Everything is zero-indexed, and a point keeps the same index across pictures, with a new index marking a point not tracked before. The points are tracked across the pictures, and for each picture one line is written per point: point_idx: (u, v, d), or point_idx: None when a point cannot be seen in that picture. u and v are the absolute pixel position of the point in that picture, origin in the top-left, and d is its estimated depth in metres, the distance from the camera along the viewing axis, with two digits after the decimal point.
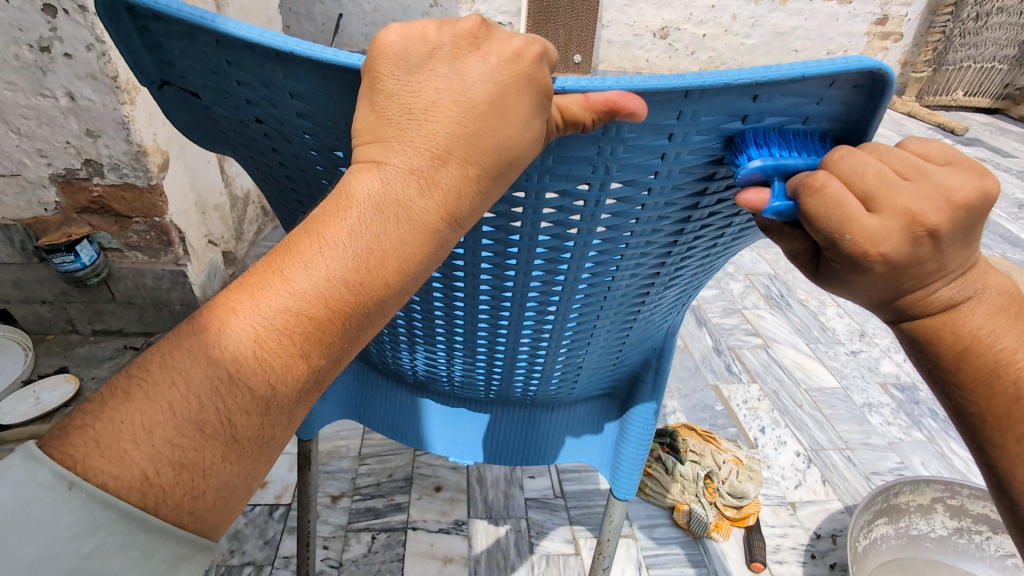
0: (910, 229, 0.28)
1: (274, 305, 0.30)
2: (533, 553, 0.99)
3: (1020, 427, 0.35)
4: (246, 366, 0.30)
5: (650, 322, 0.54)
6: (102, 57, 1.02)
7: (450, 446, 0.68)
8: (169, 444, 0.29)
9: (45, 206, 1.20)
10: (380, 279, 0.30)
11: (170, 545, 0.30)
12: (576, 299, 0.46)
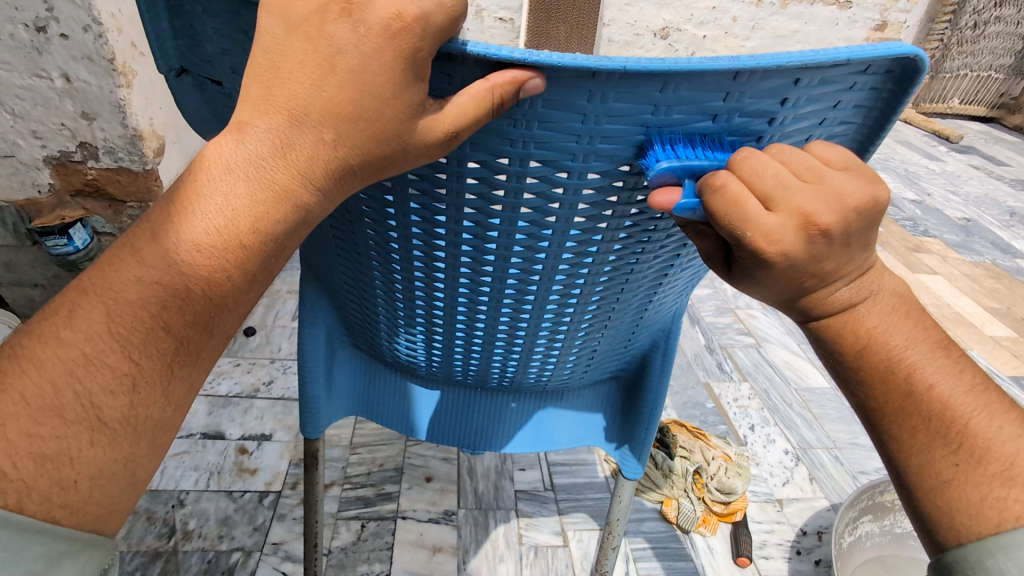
0: (802, 232, 0.31)
1: (141, 284, 0.32)
2: (521, 544, 0.99)
3: (929, 435, 0.35)
4: (126, 341, 0.31)
5: (664, 301, 0.56)
6: (99, 38, 1.02)
7: (460, 438, 0.67)
8: (34, 431, 0.29)
9: (39, 187, 1.18)
10: (228, 248, 0.33)
11: (49, 543, 0.30)
12: (599, 286, 0.47)
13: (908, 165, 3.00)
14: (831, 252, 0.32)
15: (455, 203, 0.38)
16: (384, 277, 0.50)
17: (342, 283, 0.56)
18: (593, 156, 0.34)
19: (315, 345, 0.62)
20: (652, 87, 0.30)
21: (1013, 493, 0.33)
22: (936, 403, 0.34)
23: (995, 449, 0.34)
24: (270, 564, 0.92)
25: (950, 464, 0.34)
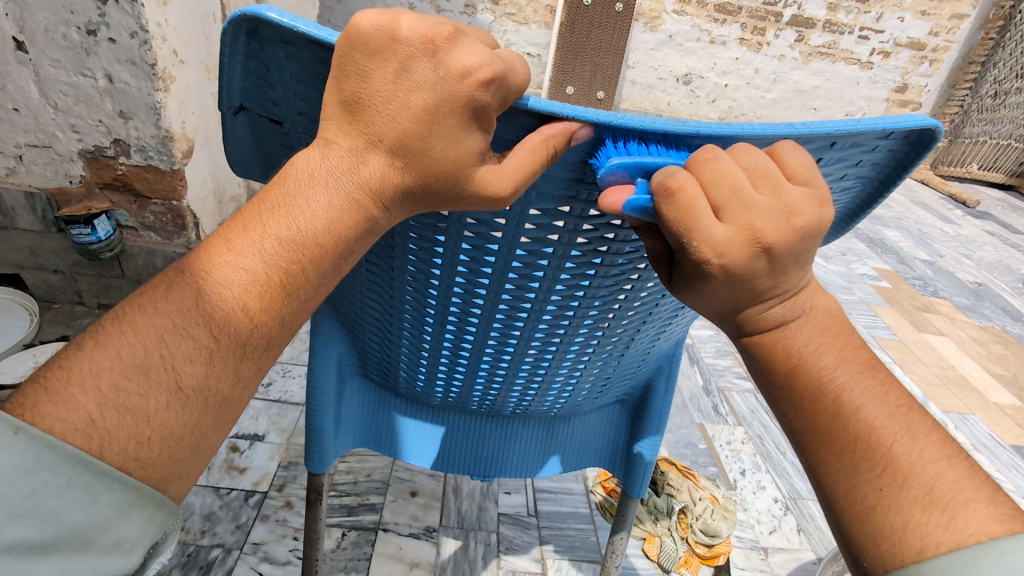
0: (750, 244, 0.32)
1: (227, 266, 0.36)
2: (500, 568, 0.99)
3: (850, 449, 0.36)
4: (196, 320, 0.35)
5: (656, 334, 0.60)
6: (144, 44, 1.08)
7: (470, 467, 0.70)
8: (115, 386, 0.33)
9: (70, 178, 1.24)
10: (320, 244, 0.36)
11: (118, 491, 0.33)
12: (601, 314, 0.51)
13: (921, 226, 3.01)
14: (772, 269, 0.34)
15: (458, 232, 0.43)
16: (398, 307, 0.53)
17: (354, 311, 0.59)
18: (597, 193, 0.37)
19: (324, 375, 0.64)
20: (708, 145, 0.34)
21: (933, 519, 0.34)
22: (862, 424, 0.36)
23: (916, 473, 0.35)
24: (247, 563, 0.92)
25: (874, 488, 0.35)
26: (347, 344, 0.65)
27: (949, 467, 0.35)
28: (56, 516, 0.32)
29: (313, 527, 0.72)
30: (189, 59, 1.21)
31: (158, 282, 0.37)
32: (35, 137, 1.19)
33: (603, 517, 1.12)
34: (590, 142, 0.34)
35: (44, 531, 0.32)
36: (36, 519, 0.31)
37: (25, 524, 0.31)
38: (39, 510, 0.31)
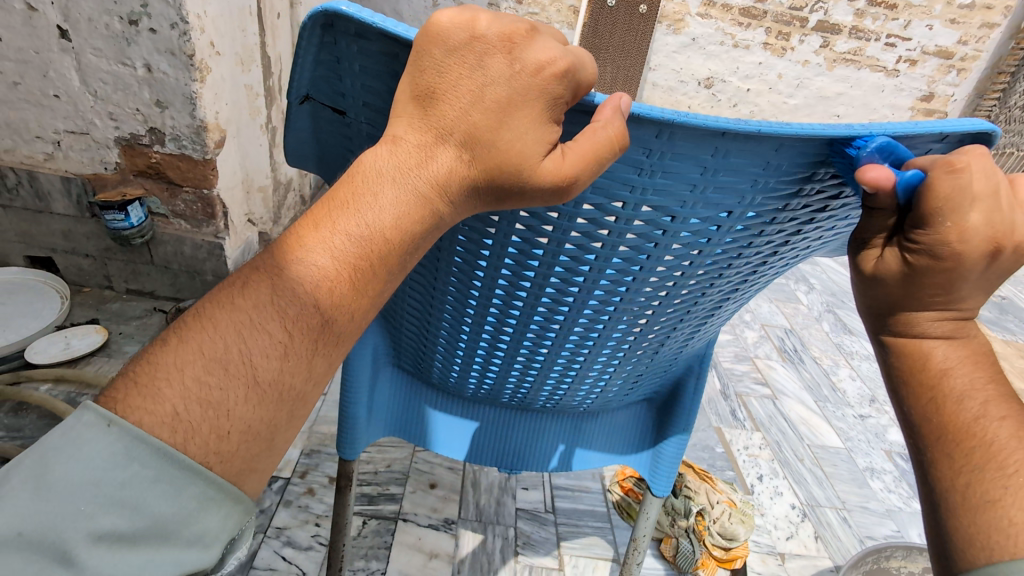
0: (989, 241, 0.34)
1: (300, 264, 0.37)
2: (517, 562, 1.00)
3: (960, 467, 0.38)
4: (269, 317, 0.37)
5: (690, 332, 0.60)
6: (183, 35, 1.09)
7: (503, 459, 0.71)
8: (199, 381, 0.36)
9: (106, 165, 1.27)
10: (390, 238, 0.37)
11: (200, 485, 0.36)
12: (640, 311, 0.52)
13: None
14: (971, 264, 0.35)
15: (507, 226, 0.43)
16: (439, 298, 0.54)
17: (394, 300, 0.60)
18: (651, 190, 0.38)
19: (359, 363, 0.65)
20: (766, 145, 0.35)
21: None
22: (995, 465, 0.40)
23: None
24: (271, 547, 0.94)
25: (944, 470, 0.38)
26: (383, 334, 0.66)
27: None
28: (145, 507, 0.35)
29: (341, 512, 0.74)
30: (224, 51, 1.23)
31: (236, 279, 0.39)
32: (73, 123, 1.22)
33: (621, 517, 1.12)
34: (648, 138, 0.35)
35: (132, 522, 0.35)
36: (126, 509, 0.35)
37: (116, 514, 0.35)
38: (128, 502, 0.35)
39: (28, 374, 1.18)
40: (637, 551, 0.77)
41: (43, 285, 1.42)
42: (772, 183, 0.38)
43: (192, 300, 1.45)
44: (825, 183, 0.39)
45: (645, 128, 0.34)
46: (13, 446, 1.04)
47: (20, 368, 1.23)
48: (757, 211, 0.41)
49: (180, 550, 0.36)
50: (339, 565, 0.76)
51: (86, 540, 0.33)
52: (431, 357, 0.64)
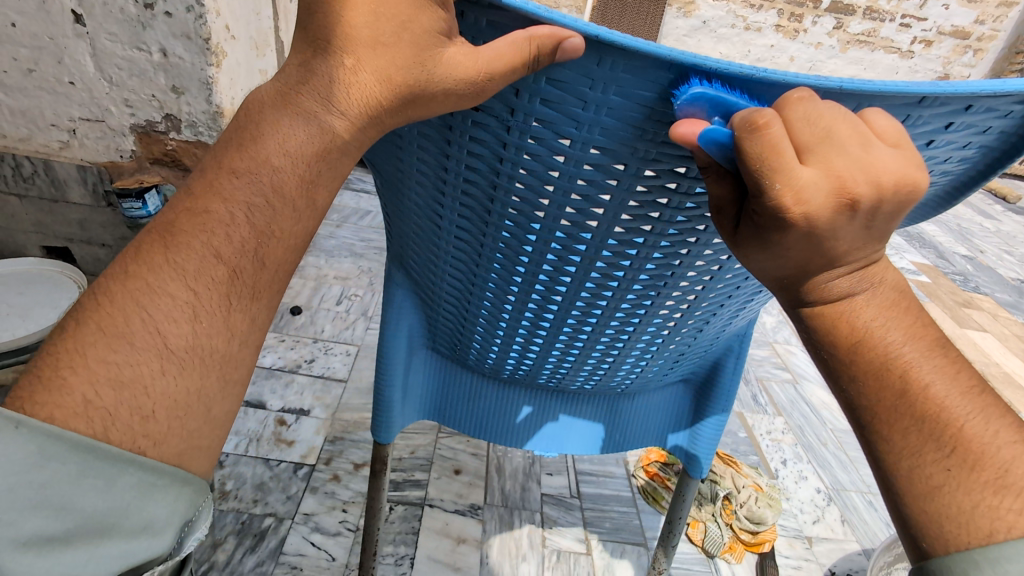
0: (837, 195, 0.29)
1: (194, 220, 0.35)
2: (544, 547, 0.99)
3: (982, 471, 0.33)
4: (168, 279, 0.34)
5: (732, 311, 0.59)
6: (199, 19, 1.08)
7: (534, 441, 0.71)
8: (104, 360, 0.32)
9: (121, 152, 1.25)
10: (285, 172, 0.36)
11: (135, 472, 0.32)
12: (688, 289, 0.50)
13: (960, 220, 2.92)
14: (852, 226, 0.31)
15: (559, 202, 0.40)
16: (480, 283, 0.54)
17: (431, 285, 0.59)
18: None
19: (394, 345, 0.65)
20: (846, 104, 0.33)
21: (1006, 501, 0.32)
22: (932, 403, 0.33)
23: (989, 455, 0.33)
24: (299, 533, 0.94)
25: (941, 467, 0.33)
26: (418, 315, 0.65)
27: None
28: (74, 504, 0.31)
29: (376, 496, 0.73)
30: (239, 36, 1.21)
31: (129, 251, 0.35)
32: (88, 111, 1.20)
33: (646, 502, 1.11)
34: None
35: (63, 521, 0.31)
36: (52, 509, 0.30)
37: (43, 515, 0.30)
38: (55, 501, 0.30)
39: None
40: (673, 534, 0.78)
41: (60, 275, 1.41)
42: None
43: None
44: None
45: None
46: None
47: None
48: None
49: (127, 540, 0.32)
50: (371, 552, 0.76)
51: (12, 548, 0.29)
52: (468, 341, 0.63)
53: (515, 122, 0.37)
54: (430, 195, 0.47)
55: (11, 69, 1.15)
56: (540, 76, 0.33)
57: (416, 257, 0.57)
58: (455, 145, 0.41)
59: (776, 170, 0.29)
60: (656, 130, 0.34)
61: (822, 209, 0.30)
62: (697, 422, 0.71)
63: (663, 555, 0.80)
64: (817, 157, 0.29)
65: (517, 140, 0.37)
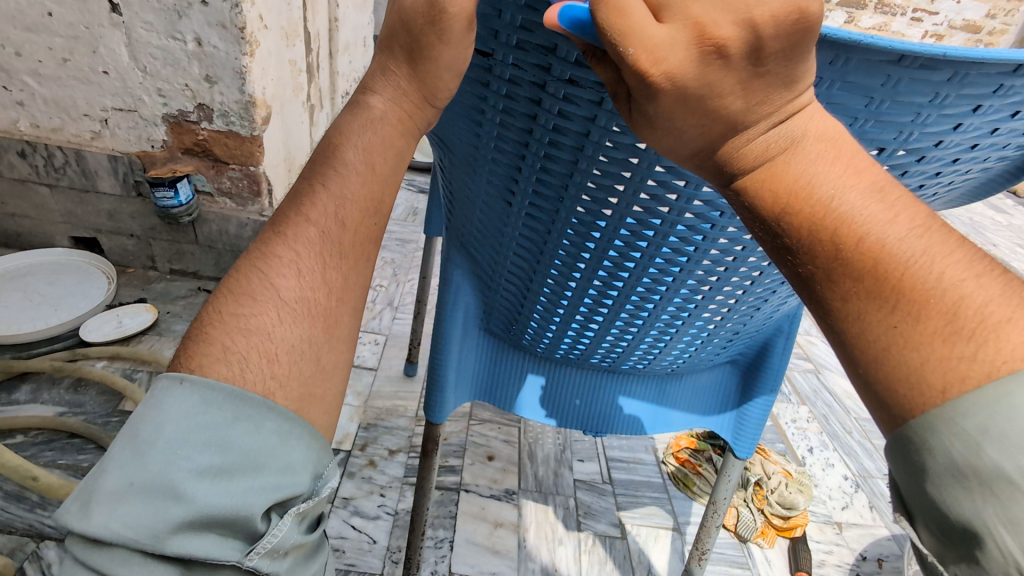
0: (696, 45, 0.29)
1: (297, 211, 0.44)
2: (580, 531, 1.00)
3: (931, 323, 0.27)
4: (278, 249, 0.42)
5: (783, 294, 0.59)
6: (235, 8, 1.09)
7: (584, 422, 0.71)
8: (235, 315, 0.40)
9: (153, 142, 1.27)
10: (364, 168, 0.46)
11: (274, 419, 0.38)
12: (752, 270, 0.50)
13: (973, 214, 2.92)
14: (731, 78, 0.30)
15: (642, 174, 0.41)
16: (543, 268, 0.55)
17: (492, 266, 0.60)
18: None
19: (451, 325, 0.66)
20: (940, 74, 0.34)
21: (959, 351, 0.27)
22: (868, 254, 0.29)
23: (934, 299, 0.28)
24: (340, 516, 0.95)
25: (887, 327, 0.28)
26: (474, 297, 0.66)
27: (995, 294, 0.27)
28: (233, 444, 0.37)
29: (425, 475, 0.75)
30: (271, 26, 1.22)
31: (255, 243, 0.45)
32: (121, 101, 1.21)
33: (677, 487, 1.12)
34: (820, 66, 0.34)
35: (223, 458, 0.36)
36: (216, 448, 0.36)
37: (209, 453, 0.36)
38: (215, 440, 0.36)
39: (84, 352, 1.20)
40: (718, 513, 0.78)
41: (88, 266, 1.42)
42: (934, 117, 0.37)
43: None
44: (963, 137, 0.40)
45: (820, 52, 0.33)
46: (79, 420, 1.06)
47: (74, 346, 1.25)
48: (909, 148, 0.40)
49: (278, 476, 0.38)
50: (417, 530, 0.78)
51: (191, 478, 0.35)
52: (523, 324, 0.64)
53: (610, 95, 0.36)
54: (505, 170, 0.48)
55: (46, 58, 1.16)
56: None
57: (479, 237, 0.58)
58: (540, 123, 0.41)
59: (626, 31, 0.30)
60: None
61: (686, 66, 0.30)
62: (746, 402, 0.72)
63: (706, 534, 0.80)
64: (681, 12, 0.30)
65: (609, 112, 0.37)
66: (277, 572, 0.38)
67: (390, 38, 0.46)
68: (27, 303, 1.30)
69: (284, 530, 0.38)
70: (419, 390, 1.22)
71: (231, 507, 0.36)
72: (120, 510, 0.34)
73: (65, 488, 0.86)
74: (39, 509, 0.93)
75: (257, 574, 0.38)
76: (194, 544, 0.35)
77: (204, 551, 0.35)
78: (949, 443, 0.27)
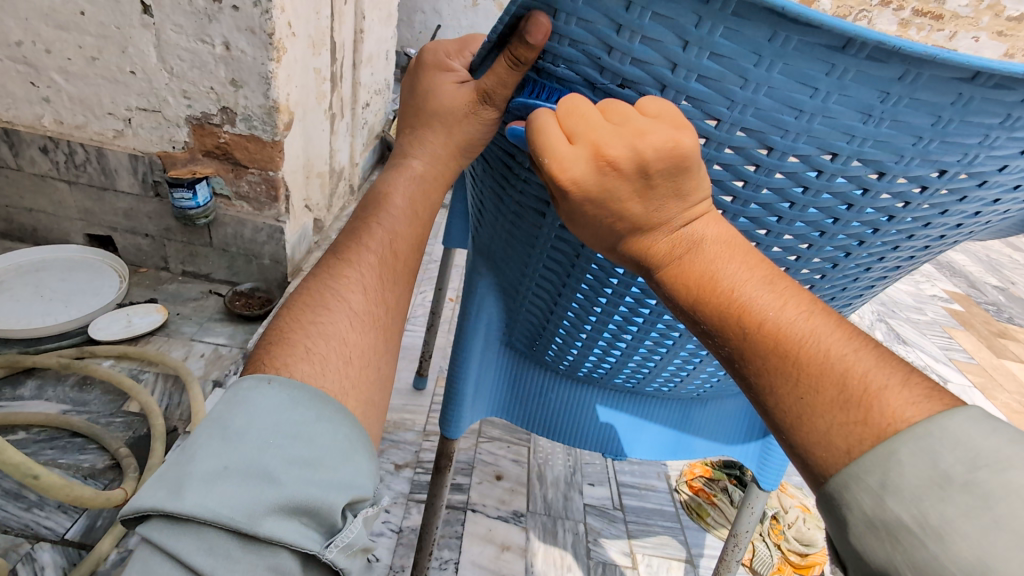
0: (595, 162, 0.35)
1: (353, 247, 0.51)
2: (589, 558, 0.97)
3: (825, 394, 0.33)
4: (339, 275, 0.49)
5: (823, 319, 0.57)
6: (265, 14, 1.09)
7: (602, 446, 0.69)
8: (314, 322, 0.45)
9: (174, 143, 1.27)
10: (409, 211, 0.54)
11: (349, 427, 0.41)
12: (796, 290, 0.49)
13: (989, 250, 2.86)
14: (626, 185, 0.36)
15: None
16: (570, 289, 0.53)
17: (518, 282, 0.58)
18: (870, 141, 0.35)
19: (473, 338, 0.65)
20: (1015, 94, 0.33)
21: (846, 416, 0.32)
22: (768, 336, 0.35)
23: (827, 368, 0.33)
24: None
25: (796, 397, 0.34)
26: (498, 311, 0.65)
27: (874, 359, 0.33)
28: (317, 440, 0.38)
29: (435, 493, 0.73)
30: (299, 33, 1.23)
31: (320, 266, 0.51)
32: (146, 101, 1.22)
33: (690, 517, 1.08)
34: (890, 81, 0.32)
35: (310, 450, 0.38)
36: (303, 441, 0.38)
37: (298, 445, 0.38)
38: (302, 435, 0.38)
39: (93, 350, 1.18)
40: (738, 548, 0.75)
41: (100, 263, 1.42)
42: (1002, 139, 0.35)
43: (249, 284, 1.45)
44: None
45: (890, 66, 0.32)
46: (83, 420, 1.04)
47: (82, 343, 1.24)
48: (971, 171, 0.38)
49: (353, 475, 0.39)
50: (425, 550, 0.76)
51: (282, 465, 0.37)
52: (546, 341, 0.63)
53: (662, 101, 0.36)
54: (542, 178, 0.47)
55: (75, 56, 1.17)
56: (703, 51, 0.33)
57: (506, 251, 0.57)
58: None
59: (545, 149, 0.36)
60: (811, 113, 0.34)
61: (586, 178, 0.36)
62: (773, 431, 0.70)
63: (724, 569, 0.77)
64: (585, 137, 0.35)
65: None
66: (349, 569, 0.38)
67: (422, 117, 0.53)
68: (37, 298, 1.29)
69: (357, 530, 0.38)
70: (428, 404, 1.20)
71: (318, 496, 0.37)
72: (215, 491, 0.35)
73: (66, 488, 0.84)
74: (36, 509, 0.91)
75: (331, 572, 0.37)
76: (284, 529, 0.35)
77: (291, 537, 0.35)
78: (860, 499, 0.31)
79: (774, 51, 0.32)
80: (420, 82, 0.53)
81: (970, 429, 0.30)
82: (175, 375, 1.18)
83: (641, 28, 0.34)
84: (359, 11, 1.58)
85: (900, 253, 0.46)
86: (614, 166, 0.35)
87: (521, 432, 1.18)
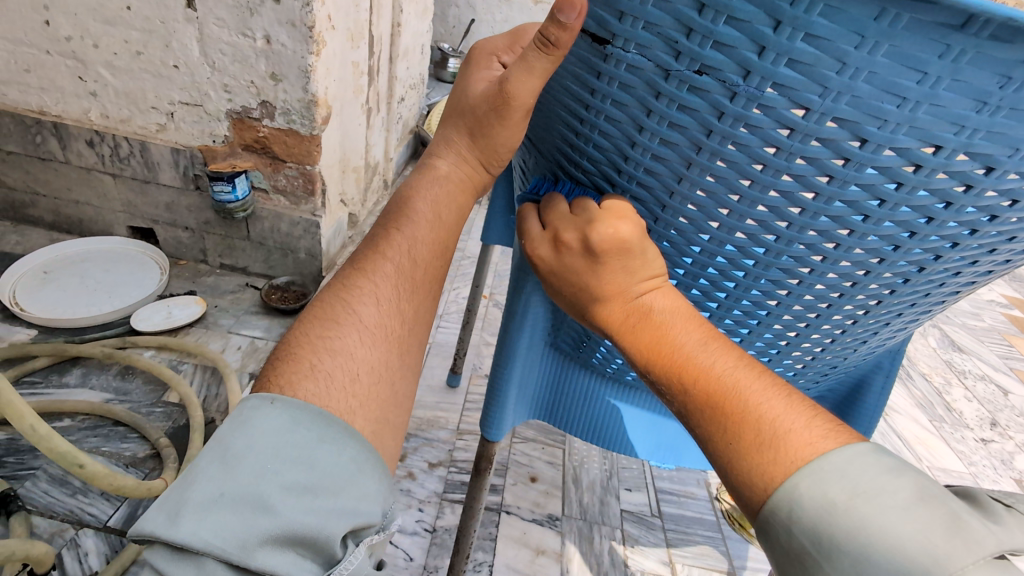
0: (551, 241, 0.44)
1: (372, 256, 0.49)
2: (627, 566, 0.94)
3: (746, 436, 0.36)
4: (354, 286, 0.47)
5: (900, 325, 0.53)
6: (305, 6, 1.09)
7: (648, 453, 0.66)
8: (322, 338, 0.44)
9: (215, 137, 1.28)
10: (432, 216, 0.52)
11: (354, 447, 0.39)
12: (870, 297, 0.45)
13: None
14: (584, 267, 0.43)
15: (740, 213, 0.39)
16: None
17: None
18: (982, 132, 0.31)
19: (517, 340, 0.62)
20: None
21: (769, 455, 0.35)
22: (698, 379, 0.38)
23: (742, 409, 0.36)
24: None
25: (729, 447, 0.36)
26: (543, 312, 0.62)
27: (786, 405, 0.37)
28: (317, 463, 0.37)
29: (473, 495, 0.72)
30: (338, 26, 1.22)
31: (337, 276, 0.49)
32: (188, 95, 1.23)
33: (733, 526, 1.05)
34: (1014, 62, 0.29)
35: (310, 476, 0.36)
36: (304, 466, 0.36)
37: (298, 470, 0.36)
38: (302, 458, 0.37)
39: (134, 341, 1.20)
40: None
41: (142, 255, 1.44)
42: None
43: (285, 277, 1.46)
44: None
45: (1015, 46, 0.28)
46: (125, 409, 1.06)
47: (125, 334, 1.26)
48: None
49: (357, 501, 0.37)
50: (462, 553, 0.75)
51: (279, 492, 0.35)
52: (593, 345, 0.60)
53: (745, 88, 0.33)
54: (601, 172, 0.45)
55: (121, 51, 1.18)
56: (797, 32, 0.30)
57: None
58: (653, 121, 0.38)
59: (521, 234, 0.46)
60: (916, 101, 0.30)
61: (546, 257, 0.45)
62: None
63: None
64: (552, 224, 0.45)
65: (739, 111, 0.34)
66: None
67: (455, 117, 0.54)
68: (83, 289, 1.33)
69: (360, 559, 0.37)
70: (462, 403, 1.18)
71: (316, 525, 0.35)
72: (211, 519, 0.33)
73: (107, 478, 0.85)
74: (80, 495, 0.93)
75: None
76: (278, 560, 0.34)
77: (285, 568, 0.34)
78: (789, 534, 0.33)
79: (880, 30, 0.29)
80: (462, 78, 0.54)
81: (861, 462, 0.33)
82: (212, 367, 1.19)
83: (728, 7, 0.31)
84: (398, 5, 1.56)
85: (996, 256, 0.42)
86: (564, 239, 0.43)
87: (556, 433, 1.16)
